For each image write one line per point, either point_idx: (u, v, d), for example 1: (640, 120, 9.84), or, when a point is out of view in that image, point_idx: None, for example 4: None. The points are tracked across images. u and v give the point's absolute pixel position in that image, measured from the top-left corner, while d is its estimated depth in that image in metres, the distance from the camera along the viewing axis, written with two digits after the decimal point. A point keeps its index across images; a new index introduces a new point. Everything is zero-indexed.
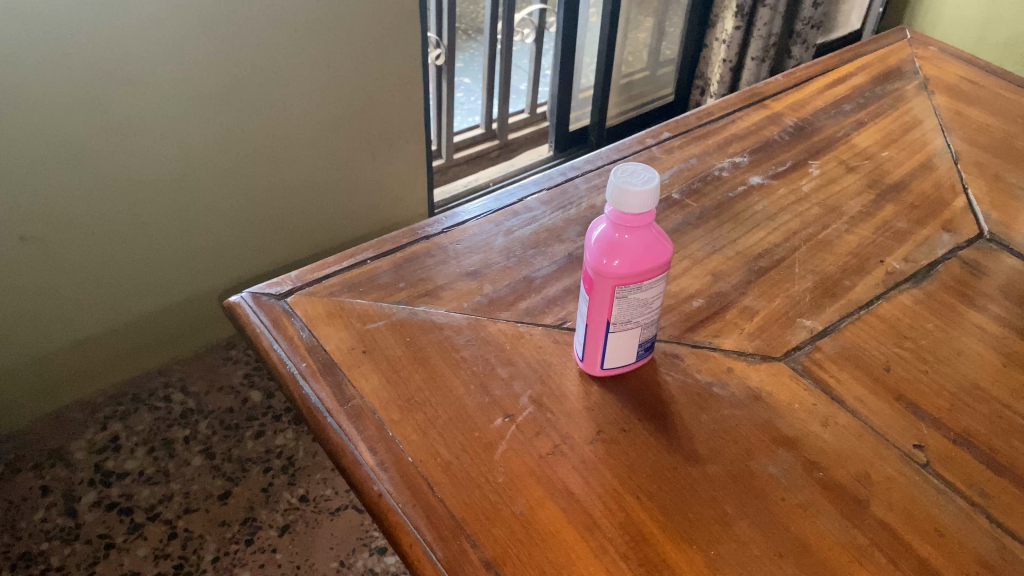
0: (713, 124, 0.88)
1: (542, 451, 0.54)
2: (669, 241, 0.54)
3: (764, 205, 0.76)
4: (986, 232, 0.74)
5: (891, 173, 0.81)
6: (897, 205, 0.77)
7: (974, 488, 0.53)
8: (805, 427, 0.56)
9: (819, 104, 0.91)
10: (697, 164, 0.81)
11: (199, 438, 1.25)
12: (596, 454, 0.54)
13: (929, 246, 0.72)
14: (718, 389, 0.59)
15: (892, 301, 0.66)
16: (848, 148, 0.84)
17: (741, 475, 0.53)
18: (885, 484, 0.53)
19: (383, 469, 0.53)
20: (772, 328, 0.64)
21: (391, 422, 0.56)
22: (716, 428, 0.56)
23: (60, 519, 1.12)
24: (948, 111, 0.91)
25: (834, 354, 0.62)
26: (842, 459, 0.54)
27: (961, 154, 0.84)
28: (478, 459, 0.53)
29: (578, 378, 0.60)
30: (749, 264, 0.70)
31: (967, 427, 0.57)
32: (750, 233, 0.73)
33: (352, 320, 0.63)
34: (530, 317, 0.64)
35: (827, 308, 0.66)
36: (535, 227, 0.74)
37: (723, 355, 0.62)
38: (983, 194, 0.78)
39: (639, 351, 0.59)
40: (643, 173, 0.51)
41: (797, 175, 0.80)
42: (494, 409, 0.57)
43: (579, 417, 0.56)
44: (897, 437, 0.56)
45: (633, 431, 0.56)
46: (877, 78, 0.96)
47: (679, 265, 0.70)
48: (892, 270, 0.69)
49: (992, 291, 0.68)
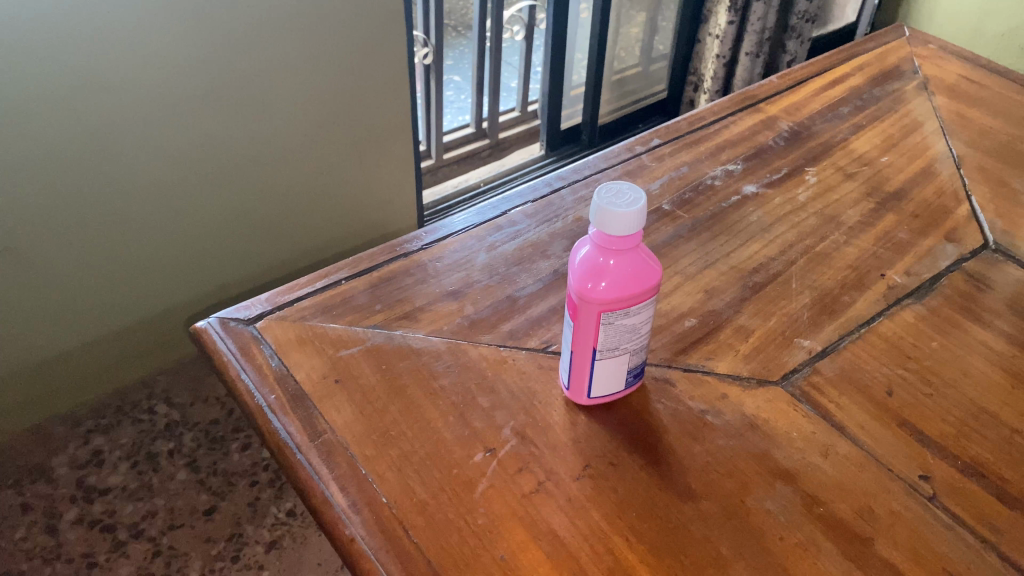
0: (705, 130, 0.84)
1: (525, 489, 0.51)
2: (659, 264, 0.51)
3: (759, 216, 0.73)
4: (991, 242, 0.70)
5: (892, 179, 0.77)
6: (897, 214, 0.73)
7: (984, 522, 0.50)
8: (804, 458, 0.53)
9: (815, 107, 0.88)
10: (688, 173, 0.78)
11: (184, 451, 1.22)
12: (582, 491, 0.51)
13: (931, 258, 0.68)
14: (712, 417, 0.56)
15: (893, 318, 0.63)
16: (845, 153, 0.81)
17: (736, 512, 0.50)
18: (889, 520, 0.50)
19: (355, 511, 0.49)
20: (768, 349, 0.61)
21: (365, 458, 0.52)
22: (711, 461, 0.53)
23: (41, 537, 1.09)
24: (950, 112, 0.87)
25: (833, 376, 0.59)
26: (844, 493, 0.51)
27: (964, 158, 0.80)
28: (457, 498, 0.50)
29: (564, 407, 0.56)
30: (744, 279, 0.67)
31: (975, 455, 0.54)
32: (743, 247, 0.70)
33: (325, 347, 0.60)
34: (514, 340, 0.61)
35: (827, 326, 0.63)
36: (519, 242, 0.71)
37: (717, 380, 0.58)
38: (987, 201, 0.75)
39: (628, 377, 0.56)
40: (631, 193, 0.48)
41: (793, 182, 0.77)
42: (474, 442, 0.53)
43: (565, 450, 0.53)
44: (902, 468, 0.53)
45: (622, 464, 0.53)
46: (875, 79, 0.93)
47: (670, 282, 0.66)
48: (893, 284, 0.66)
49: (1000, 306, 0.64)
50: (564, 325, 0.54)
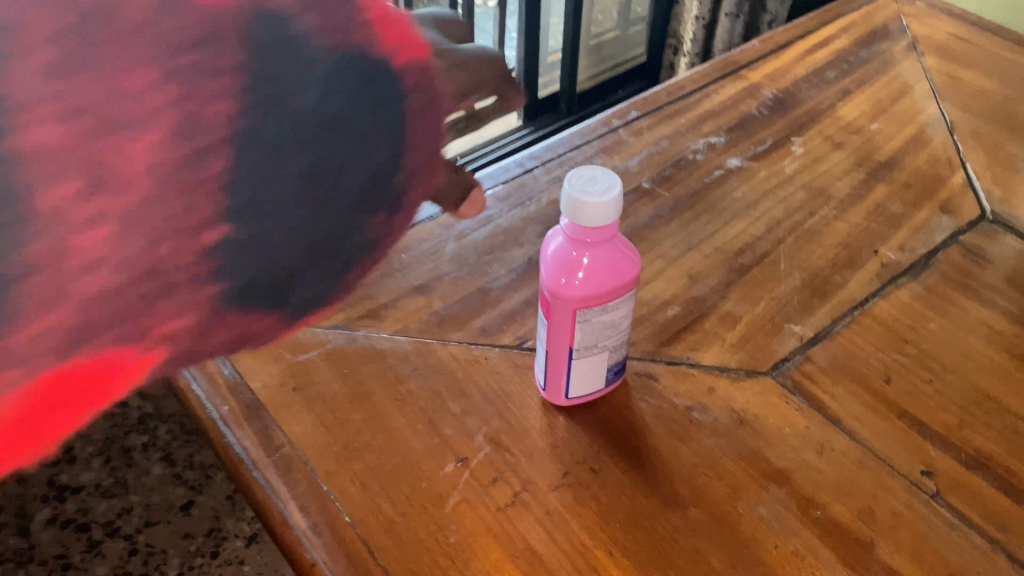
0: (686, 99, 0.79)
1: (500, 502, 0.47)
2: (637, 253, 0.48)
3: (743, 191, 0.69)
4: (988, 212, 0.67)
5: (882, 148, 0.73)
6: (889, 185, 0.69)
7: (991, 520, 0.47)
8: (799, 456, 0.50)
9: (800, 72, 0.83)
10: (668, 148, 0.73)
11: (159, 444, 1.13)
12: (561, 502, 0.47)
13: (926, 232, 0.65)
14: (698, 414, 0.52)
15: (888, 298, 0.59)
16: (833, 121, 0.76)
17: (726, 519, 0.47)
18: (891, 522, 0.47)
19: (317, 533, 0.46)
20: (756, 337, 0.57)
21: (326, 473, 0.48)
22: (698, 463, 0.50)
23: (12, 540, 1.03)
24: (941, 74, 0.83)
25: (826, 365, 0.55)
26: (842, 493, 0.48)
27: (957, 123, 0.76)
28: (426, 515, 0.46)
29: (540, 409, 0.52)
30: (729, 261, 0.63)
31: (978, 447, 0.50)
32: (728, 226, 0.66)
33: (282, 351, 0.55)
34: (486, 338, 0.57)
35: (818, 310, 0.59)
36: (491, 229, 0.66)
37: (703, 373, 0.55)
38: (983, 169, 0.71)
39: (608, 375, 0.52)
40: (605, 179, 0.44)
41: (779, 154, 0.73)
42: (444, 452, 0.50)
43: (542, 457, 0.50)
44: (902, 463, 0.50)
45: (604, 470, 0.49)
46: (862, 40, 0.88)
47: (652, 267, 0.62)
48: (887, 261, 0.62)
49: (999, 281, 0.61)
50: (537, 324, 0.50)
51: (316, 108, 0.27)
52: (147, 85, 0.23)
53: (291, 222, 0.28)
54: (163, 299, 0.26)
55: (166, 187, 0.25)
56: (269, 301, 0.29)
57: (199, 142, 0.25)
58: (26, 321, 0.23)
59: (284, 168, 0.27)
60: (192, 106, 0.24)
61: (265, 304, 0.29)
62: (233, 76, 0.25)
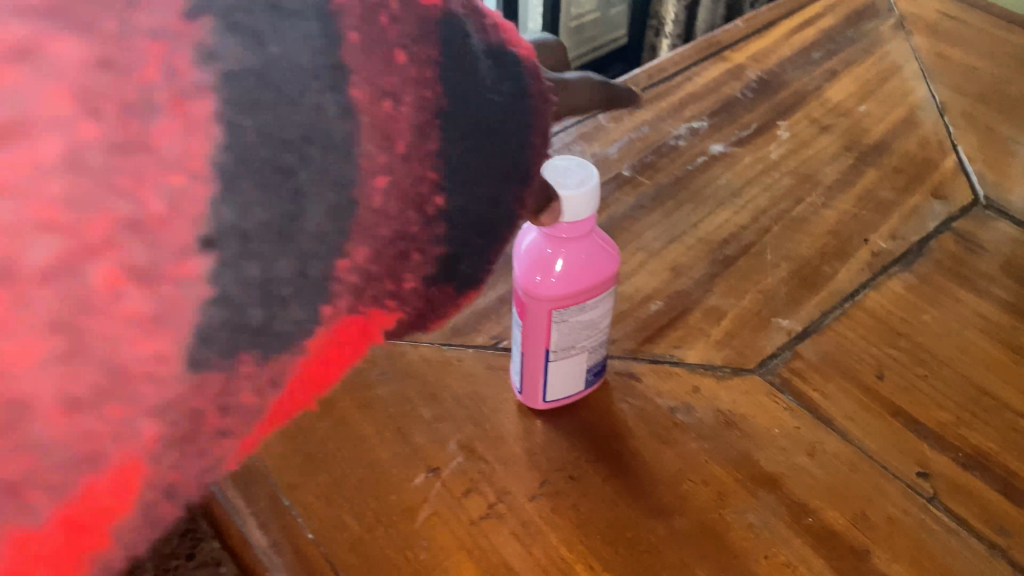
0: (667, 82, 0.76)
1: (474, 514, 0.44)
2: (615, 248, 0.46)
3: (728, 178, 0.66)
4: (982, 197, 0.64)
5: (872, 131, 0.70)
6: (879, 169, 0.67)
7: (991, 524, 0.44)
8: (789, 459, 0.47)
9: (785, 52, 0.80)
10: (649, 133, 0.70)
11: None
12: (538, 514, 0.45)
13: (918, 219, 0.62)
14: (683, 416, 0.50)
15: (879, 289, 0.57)
16: (820, 104, 0.74)
17: (714, 528, 0.44)
18: (886, 528, 0.44)
19: (278, 551, 0.43)
20: (743, 333, 0.55)
21: (288, 487, 0.45)
22: (683, 468, 0.47)
23: None
24: (930, 53, 0.80)
25: (816, 361, 0.53)
26: (836, 497, 0.46)
27: (947, 104, 0.74)
28: (395, 530, 0.44)
29: (516, 414, 0.49)
30: (714, 252, 0.60)
31: (976, 445, 0.48)
32: (712, 215, 0.63)
33: None
34: (459, 338, 0.54)
35: (807, 302, 0.56)
36: None
37: (687, 371, 0.52)
38: (975, 151, 0.69)
39: (589, 376, 0.50)
40: (578, 169, 0.41)
41: (764, 138, 0.70)
42: (415, 462, 0.47)
43: (519, 465, 0.47)
44: (898, 464, 0.47)
45: (584, 478, 0.46)
46: (848, 19, 0.85)
47: (633, 260, 0.59)
48: (878, 250, 0.60)
49: (994, 270, 0.58)
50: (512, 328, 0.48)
51: (487, 93, 0.32)
52: (396, 66, 0.28)
53: (471, 189, 0.33)
54: (401, 266, 0.31)
55: (413, 149, 0.29)
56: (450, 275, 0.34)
57: (427, 117, 0.30)
58: (328, 270, 0.27)
59: (467, 136, 0.32)
60: (419, 92, 0.29)
61: (444, 280, 0.34)
62: (436, 61, 0.30)
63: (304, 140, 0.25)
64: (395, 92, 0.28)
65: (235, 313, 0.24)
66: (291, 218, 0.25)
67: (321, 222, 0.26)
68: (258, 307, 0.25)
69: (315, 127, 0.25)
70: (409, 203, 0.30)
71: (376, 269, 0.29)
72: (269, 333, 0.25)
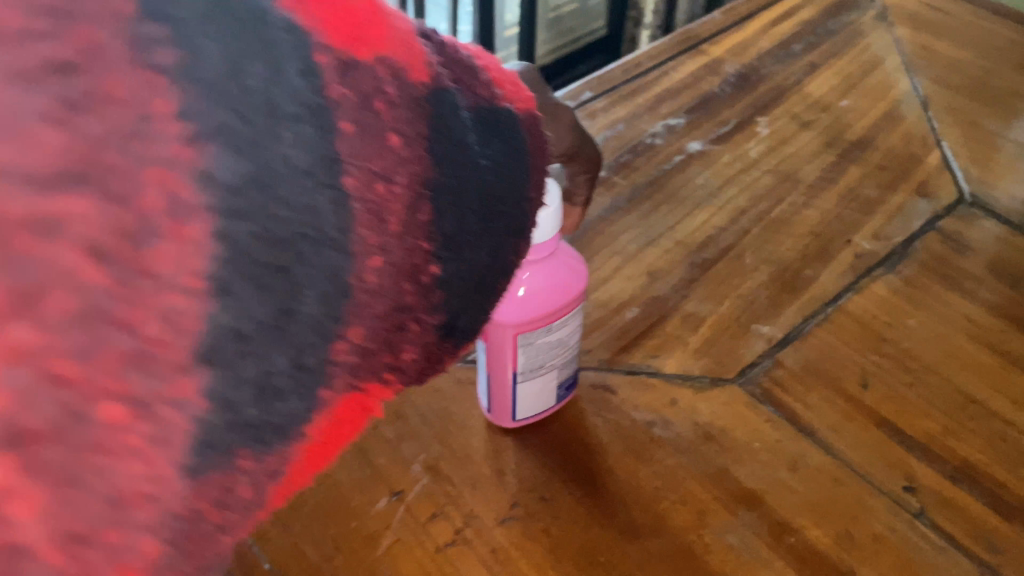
0: (643, 78, 0.74)
1: (439, 540, 0.42)
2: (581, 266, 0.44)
3: (706, 177, 0.64)
4: (967, 195, 0.62)
5: (854, 126, 0.68)
6: (861, 166, 0.64)
7: (981, 540, 0.42)
8: (770, 474, 0.45)
9: (765, 45, 0.78)
10: (624, 131, 0.68)
11: None
12: (508, 539, 0.42)
13: (902, 218, 0.60)
14: (659, 430, 0.47)
15: (863, 292, 0.55)
16: (801, 98, 0.71)
17: (692, 550, 0.42)
18: (872, 546, 0.42)
19: None
20: (722, 340, 0.52)
21: None
22: (660, 486, 0.45)
23: None
24: (913, 46, 0.78)
25: (798, 369, 0.51)
26: (819, 515, 0.43)
27: (931, 98, 0.72)
28: (356, 559, 0.41)
29: (485, 430, 0.47)
30: (691, 256, 0.58)
31: (964, 456, 0.46)
32: (690, 217, 0.61)
33: None
34: None
35: (788, 307, 0.54)
36: None
37: (664, 382, 0.50)
38: (960, 147, 0.67)
39: (559, 392, 0.47)
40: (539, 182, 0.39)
41: (743, 135, 0.68)
42: (377, 484, 0.44)
43: (487, 487, 0.44)
44: (883, 478, 0.45)
45: (555, 498, 0.44)
46: (829, 10, 0.83)
47: (608, 264, 0.57)
48: (862, 251, 0.58)
49: (981, 271, 0.56)
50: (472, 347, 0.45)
51: (476, 160, 0.28)
52: (395, 148, 0.24)
53: (469, 252, 0.28)
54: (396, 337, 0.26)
55: (410, 228, 0.25)
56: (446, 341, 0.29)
57: (417, 187, 0.25)
58: (329, 365, 0.24)
59: (467, 208, 0.27)
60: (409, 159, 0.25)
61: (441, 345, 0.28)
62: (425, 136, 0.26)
63: (301, 236, 0.22)
64: (396, 170, 0.24)
65: (236, 416, 0.21)
66: (281, 316, 0.22)
67: (321, 311, 0.23)
68: (256, 407, 0.22)
69: (312, 222, 0.22)
70: (410, 279, 0.25)
71: (377, 349, 0.25)
72: (269, 431, 0.22)
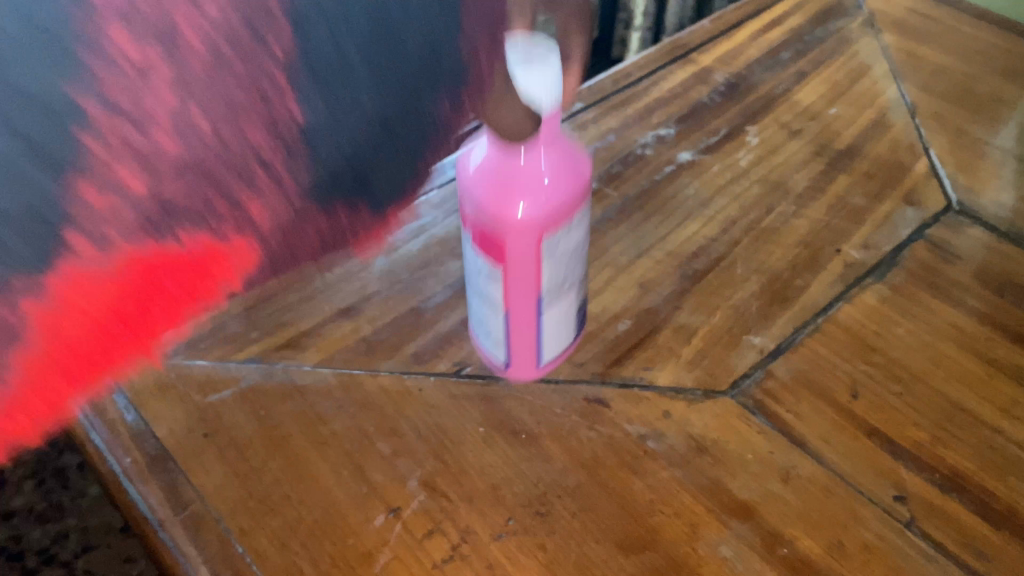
0: (633, 88, 0.74)
1: (435, 557, 0.42)
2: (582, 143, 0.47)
3: (696, 188, 0.64)
4: (954, 203, 0.63)
5: (842, 134, 0.69)
6: (850, 175, 0.65)
7: (970, 549, 0.43)
8: (762, 486, 0.46)
9: (753, 54, 0.78)
10: (615, 142, 0.68)
11: None
12: (504, 554, 0.43)
13: (891, 227, 0.61)
14: (653, 443, 0.48)
15: (852, 302, 0.55)
16: (789, 107, 0.72)
17: (686, 563, 0.42)
18: (863, 556, 0.43)
19: None
20: (713, 351, 0.53)
21: (239, 532, 0.43)
22: (654, 499, 0.45)
23: None
24: (900, 52, 0.79)
25: (789, 380, 0.51)
26: (811, 525, 0.44)
27: (918, 105, 0.72)
28: None
29: (480, 445, 0.47)
30: (683, 267, 0.58)
31: (953, 465, 0.46)
32: (681, 228, 0.61)
33: (190, 392, 0.50)
34: (420, 366, 0.52)
35: (779, 318, 0.55)
36: (425, 240, 0.61)
37: (657, 395, 0.50)
38: (947, 154, 0.67)
39: (574, 286, 0.50)
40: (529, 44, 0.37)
41: (732, 145, 0.68)
42: (373, 501, 0.45)
43: (482, 502, 0.45)
44: (874, 488, 0.46)
45: (550, 513, 0.44)
46: (816, 17, 0.84)
47: (600, 276, 0.58)
48: (851, 261, 0.58)
49: (968, 279, 0.57)
50: (489, 274, 0.47)
51: None
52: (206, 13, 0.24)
53: (380, 92, 0.28)
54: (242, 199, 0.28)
55: (245, 79, 0.26)
56: (353, 189, 0.30)
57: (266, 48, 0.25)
58: (79, 210, 0.24)
59: (361, 36, 0.27)
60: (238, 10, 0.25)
61: (347, 197, 0.30)
62: None
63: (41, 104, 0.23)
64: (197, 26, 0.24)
65: None
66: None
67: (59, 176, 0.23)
68: None
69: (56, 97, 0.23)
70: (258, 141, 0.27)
71: (200, 209, 0.27)
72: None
